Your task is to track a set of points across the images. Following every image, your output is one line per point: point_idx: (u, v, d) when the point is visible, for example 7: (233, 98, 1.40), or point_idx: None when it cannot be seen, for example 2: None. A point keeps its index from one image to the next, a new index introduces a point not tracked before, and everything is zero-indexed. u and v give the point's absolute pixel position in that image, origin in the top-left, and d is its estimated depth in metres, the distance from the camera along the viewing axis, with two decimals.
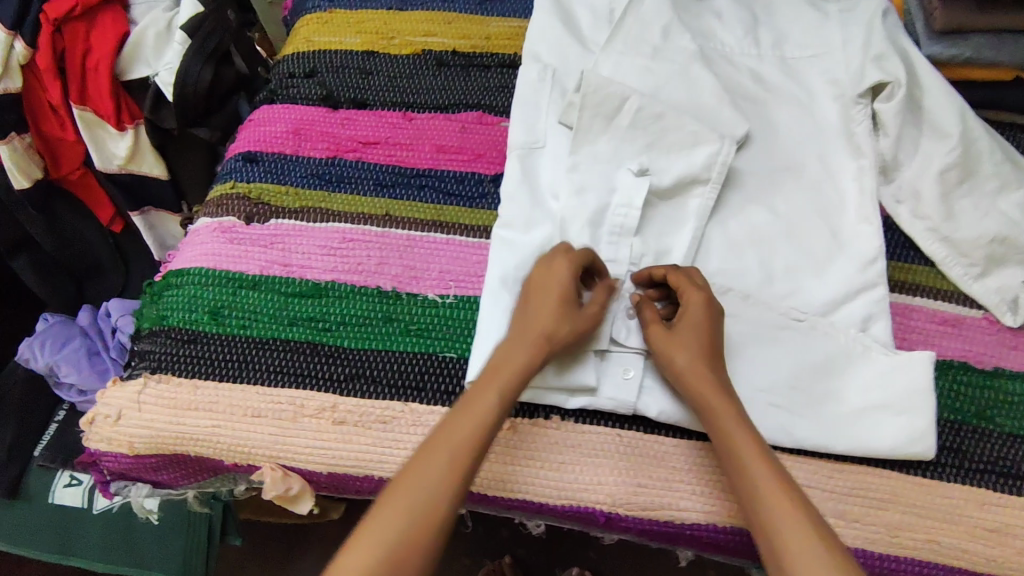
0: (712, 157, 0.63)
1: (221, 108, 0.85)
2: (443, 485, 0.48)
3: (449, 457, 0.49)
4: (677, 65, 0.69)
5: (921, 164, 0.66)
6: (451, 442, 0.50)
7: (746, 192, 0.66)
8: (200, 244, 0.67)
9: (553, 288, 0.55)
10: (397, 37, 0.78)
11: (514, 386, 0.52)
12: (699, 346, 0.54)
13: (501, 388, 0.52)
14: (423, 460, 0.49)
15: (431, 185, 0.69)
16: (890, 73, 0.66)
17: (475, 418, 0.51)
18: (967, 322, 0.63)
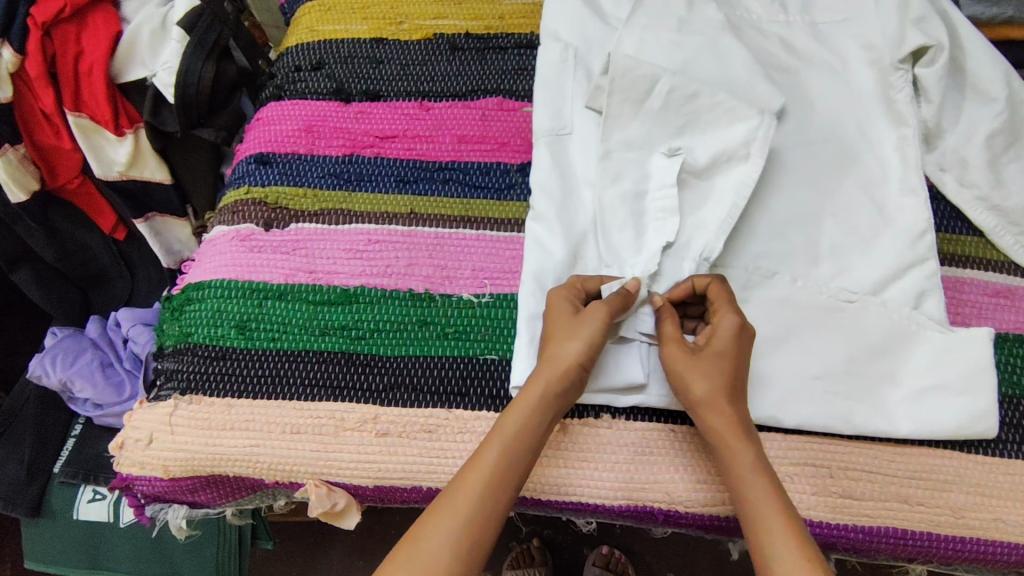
0: (752, 134, 0.60)
1: (223, 106, 0.81)
2: (449, 546, 0.45)
3: (451, 514, 0.46)
4: (704, 37, 0.66)
5: (966, 130, 0.63)
6: (456, 498, 0.47)
7: (786, 169, 0.62)
8: (218, 254, 0.64)
9: (556, 318, 0.52)
10: (406, 21, 0.74)
11: (525, 426, 0.49)
12: (718, 376, 0.50)
13: (506, 432, 0.49)
14: (427, 520, 0.47)
15: (456, 178, 0.66)
16: (932, 37, 0.62)
17: (483, 467, 0.48)
18: (1019, 293, 0.61)
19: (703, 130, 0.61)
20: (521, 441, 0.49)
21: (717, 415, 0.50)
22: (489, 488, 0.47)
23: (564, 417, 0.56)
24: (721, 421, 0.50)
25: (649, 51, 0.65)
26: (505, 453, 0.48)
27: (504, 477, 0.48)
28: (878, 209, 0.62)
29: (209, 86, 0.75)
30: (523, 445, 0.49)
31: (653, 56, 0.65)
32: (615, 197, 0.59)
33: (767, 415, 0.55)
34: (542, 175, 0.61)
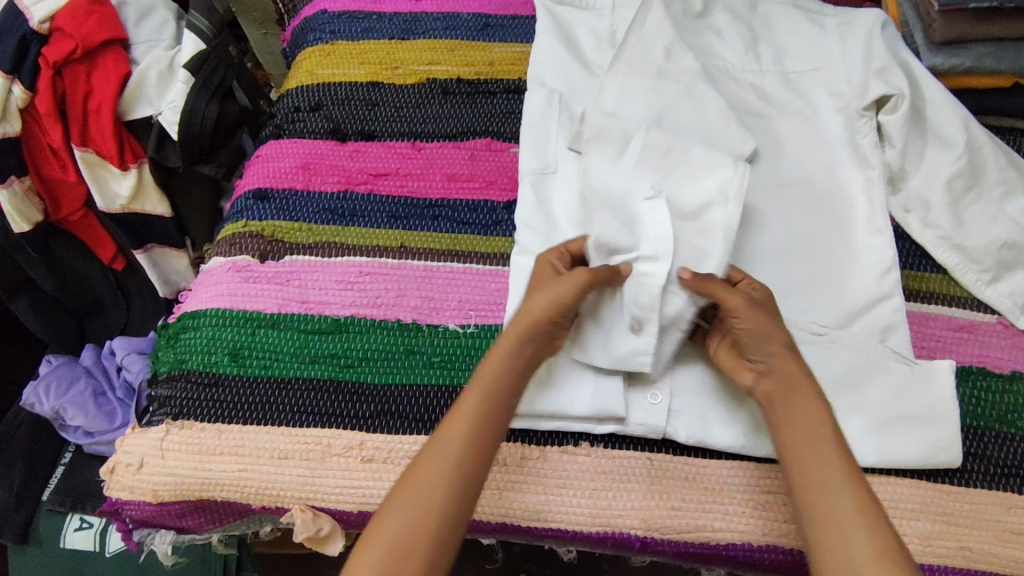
0: (725, 182, 0.60)
1: (226, 143, 0.85)
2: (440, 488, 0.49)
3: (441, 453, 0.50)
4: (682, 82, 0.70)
5: (928, 174, 0.67)
6: (446, 437, 0.51)
7: (759, 203, 0.66)
8: (214, 284, 0.66)
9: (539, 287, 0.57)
10: (401, 66, 0.78)
11: (496, 378, 0.53)
12: (776, 326, 0.54)
13: (489, 378, 0.53)
14: (422, 458, 0.50)
15: (445, 215, 0.69)
16: (894, 86, 0.67)
17: (465, 409, 0.52)
18: (980, 328, 0.64)
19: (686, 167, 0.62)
20: (498, 386, 0.53)
21: (792, 368, 0.52)
22: (473, 427, 0.51)
23: (545, 444, 0.58)
24: (800, 386, 0.52)
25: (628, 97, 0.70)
26: (486, 393, 0.52)
27: (488, 415, 0.52)
28: (842, 246, 0.65)
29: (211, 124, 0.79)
30: (508, 392, 0.53)
31: (633, 100, 0.69)
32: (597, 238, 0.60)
33: (739, 444, 0.56)
34: (527, 214, 0.65)
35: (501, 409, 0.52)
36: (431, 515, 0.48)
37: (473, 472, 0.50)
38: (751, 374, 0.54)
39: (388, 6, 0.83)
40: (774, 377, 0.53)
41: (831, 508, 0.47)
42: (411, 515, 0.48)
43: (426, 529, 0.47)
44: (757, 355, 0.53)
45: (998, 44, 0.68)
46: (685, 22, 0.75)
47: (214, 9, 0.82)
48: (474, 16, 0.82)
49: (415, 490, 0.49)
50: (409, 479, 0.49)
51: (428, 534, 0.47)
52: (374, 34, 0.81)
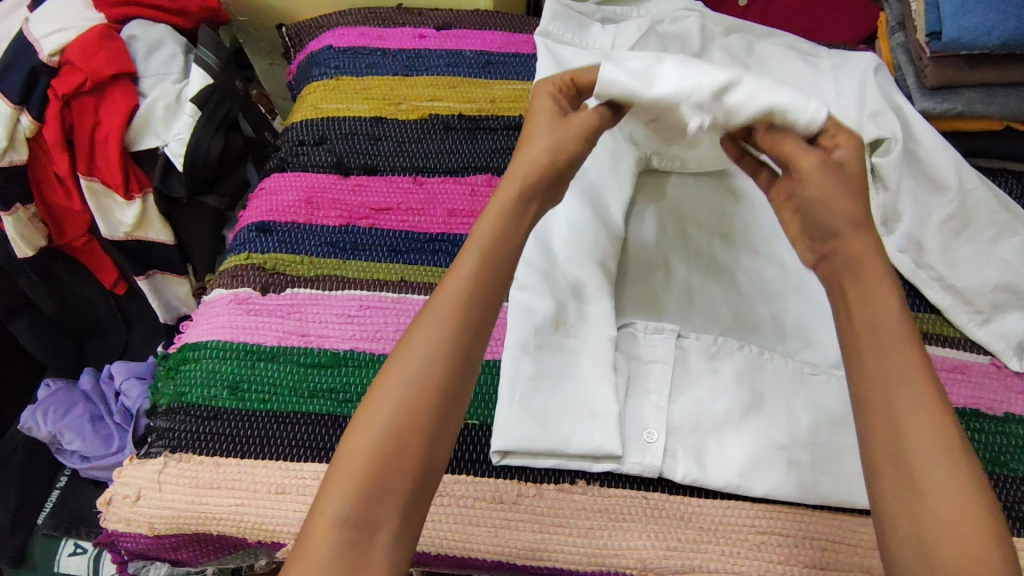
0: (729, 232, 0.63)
1: (228, 175, 0.86)
2: (440, 350, 0.44)
3: (437, 318, 0.45)
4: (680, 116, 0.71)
5: (920, 216, 0.68)
6: (438, 310, 0.45)
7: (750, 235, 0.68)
8: (216, 316, 0.67)
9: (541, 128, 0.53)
10: (405, 102, 0.80)
11: (492, 242, 0.48)
12: (854, 204, 0.47)
13: (481, 248, 0.47)
14: (411, 334, 0.45)
15: (445, 249, 0.70)
16: (886, 130, 0.69)
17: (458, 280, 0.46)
18: (974, 368, 0.64)
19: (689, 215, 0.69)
20: (493, 254, 0.47)
21: (868, 255, 0.46)
22: (467, 301, 0.46)
23: (542, 481, 0.58)
24: (869, 268, 0.46)
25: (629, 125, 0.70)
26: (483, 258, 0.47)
27: (483, 285, 0.46)
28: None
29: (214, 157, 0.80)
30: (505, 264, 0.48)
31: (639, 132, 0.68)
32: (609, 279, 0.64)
33: (734, 483, 0.57)
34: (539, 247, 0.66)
35: (495, 280, 0.47)
36: (423, 396, 0.43)
37: (470, 350, 0.45)
38: (813, 257, 0.50)
39: (392, 42, 0.85)
40: (847, 267, 0.47)
41: (890, 403, 0.42)
42: (411, 381, 0.43)
43: (427, 397, 0.43)
44: (826, 249, 0.48)
45: (989, 88, 0.69)
46: None
47: (219, 44, 0.82)
48: (476, 53, 0.84)
49: (409, 369, 0.44)
50: (400, 360, 0.44)
51: (421, 418, 0.43)
52: (378, 70, 0.83)
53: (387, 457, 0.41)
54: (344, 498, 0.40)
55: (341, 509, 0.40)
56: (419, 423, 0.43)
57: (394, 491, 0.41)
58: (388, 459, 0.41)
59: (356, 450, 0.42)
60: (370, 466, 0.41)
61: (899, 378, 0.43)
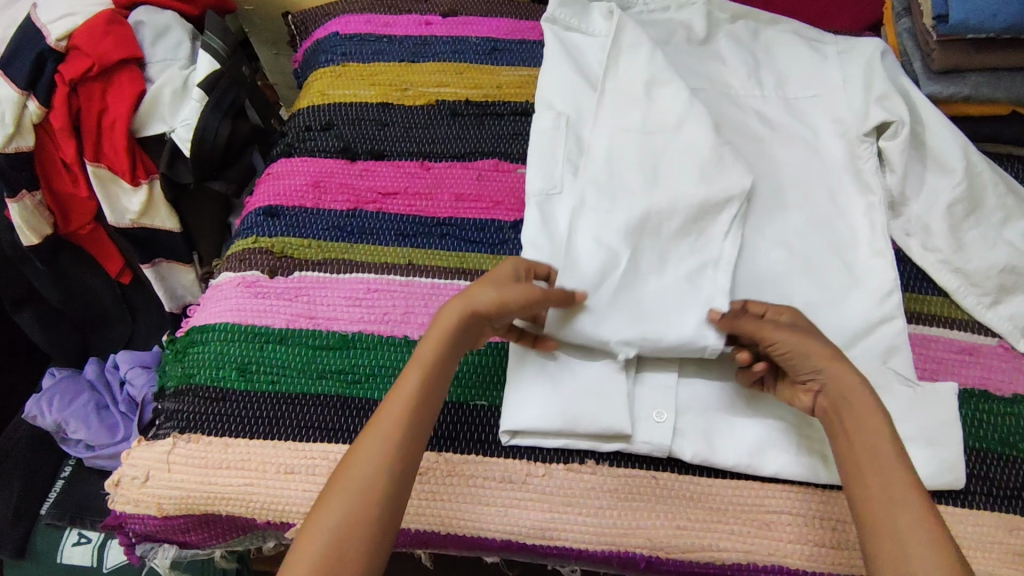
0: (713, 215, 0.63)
1: (235, 161, 0.85)
2: (385, 462, 0.49)
3: (382, 435, 0.49)
4: (668, 113, 0.69)
5: (929, 199, 0.68)
6: (381, 428, 0.50)
7: (759, 213, 0.68)
8: (223, 299, 0.67)
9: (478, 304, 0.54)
10: (411, 88, 0.80)
11: (437, 358, 0.53)
12: (819, 343, 0.54)
13: (426, 366, 0.52)
14: (357, 449, 0.49)
15: (452, 233, 0.70)
16: (893, 113, 0.69)
17: (395, 404, 0.51)
18: (982, 350, 0.64)
19: (672, 216, 0.62)
20: (439, 365, 0.53)
21: (843, 370, 0.52)
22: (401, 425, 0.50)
23: (550, 461, 0.58)
24: (852, 383, 0.52)
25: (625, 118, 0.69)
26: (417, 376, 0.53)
27: (420, 404, 0.51)
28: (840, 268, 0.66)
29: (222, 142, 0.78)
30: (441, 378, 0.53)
31: (625, 139, 0.67)
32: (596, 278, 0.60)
33: (743, 463, 0.57)
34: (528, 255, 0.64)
35: (427, 398, 0.52)
36: (360, 525, 0.46)
37: (404, 472, 0.49)
38: (807, 395, 0.54)
39: (398, 29, 0.85)
40: (828, 386, 0.52)
41: (885, 507, 0.47)
42: (353, 494, 0.47)
43: (370, 509, 0.47)
44: (809, 373, 0.54)
45: (994, 73, 0.69)
46: (688, 50, 0.80)
47: (228, 29, 0.81)
48: (483, 40, 0.84)
49: (352, 482, 0.48)
50: (337, 486, 0.48)
51: (355, 547, 0.46)
52: (384, 56, 0.83)
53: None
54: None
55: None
56: (359, 537, 0.46)
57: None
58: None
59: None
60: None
61: (891, 480, 0.48)
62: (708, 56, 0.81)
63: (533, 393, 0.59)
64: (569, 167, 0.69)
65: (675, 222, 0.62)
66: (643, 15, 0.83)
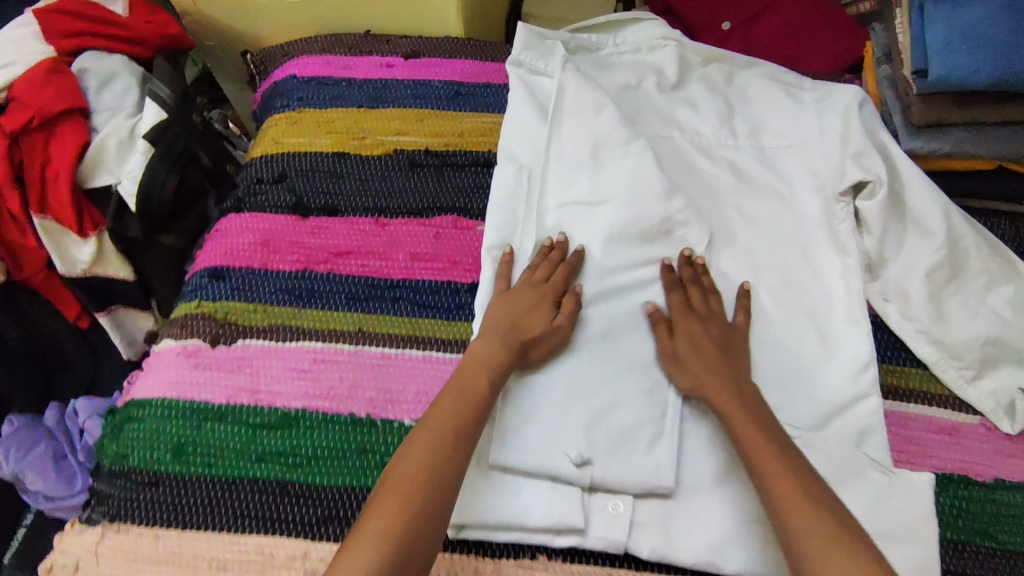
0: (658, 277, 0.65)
1: (188, 211, 0.80)
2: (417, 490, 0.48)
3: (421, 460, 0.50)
4: (618, 177, 0.68)
5: (908, 263, 0.65)
6: (418, 451, 0.50)
7: (723, 274, 0.66)
8: (164, 370, 0.64)
9: (493, 305, 0.61)
10: (368, 136, 0.77)
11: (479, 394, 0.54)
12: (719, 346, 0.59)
13: (461, 394, 0.54)
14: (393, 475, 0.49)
15: (405, 297, 0.67)
16: (871, 172, 0.65)
17: (454, 385, 0.55)
18: (963, 430, 0.61)
19: (620, 296, 0.64)
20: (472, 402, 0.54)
21: (710, 379, 0.56)
22: (464, 400, 0.54)
23: (501, 557, 0.55)
24: (716, 390, 0.56)
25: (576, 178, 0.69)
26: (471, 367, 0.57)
27: (476, 401, 0.54)
28: (810, 335, 0.63)
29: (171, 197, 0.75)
30: (504, 367, 0.56)
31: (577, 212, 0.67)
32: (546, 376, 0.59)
33: (703, 559, 0.53)
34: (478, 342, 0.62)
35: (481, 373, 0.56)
36: (429, 481, 0.49)
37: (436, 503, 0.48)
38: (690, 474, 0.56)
39: (358, 72, 0.81)
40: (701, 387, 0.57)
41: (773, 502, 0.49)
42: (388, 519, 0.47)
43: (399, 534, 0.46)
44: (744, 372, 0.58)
45: (978, 128, 0.65)
46: (657, 97, 0.77)
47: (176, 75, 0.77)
48: (445, 83, 0.80)
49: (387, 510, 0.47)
50: (406, 449, 0.51)
51: (425, 498, 0.48)
52: (342, 102, 0.79)
53: (401, 531, 0.46)
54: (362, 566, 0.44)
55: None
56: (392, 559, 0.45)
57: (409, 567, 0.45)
58: (405, 536, 0.46)
59: (373, 534, 0.46)
60: (386, 538, 0.46)
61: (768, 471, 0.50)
62: (678, 102, 0.77)
63: (535, 399, 0.58)
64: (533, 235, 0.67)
65: (625, 300, 0.64)
66: (612, 57, 0.80)
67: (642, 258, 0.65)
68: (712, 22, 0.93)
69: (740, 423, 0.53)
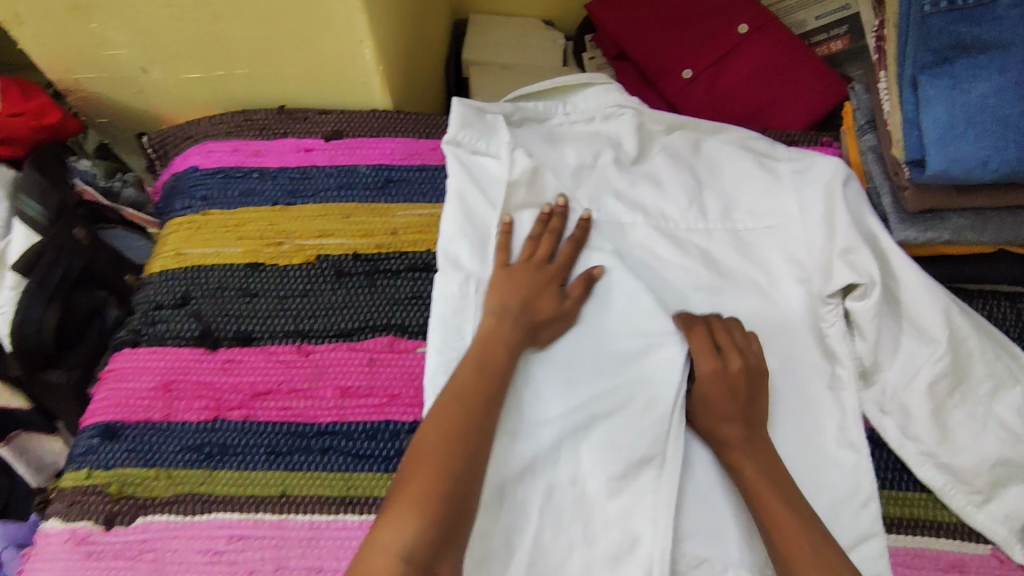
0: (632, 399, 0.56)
1: (79, 339, 0.68)
2: (451, 443, 0.49)
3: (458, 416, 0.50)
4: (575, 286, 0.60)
5: (905, 369, 0.57)
6: (447, 410, 0.51)
7: None
8: (46, 561, 0.53)
9: (493, 286, 0.59)
10: (286, 240, 0.66)
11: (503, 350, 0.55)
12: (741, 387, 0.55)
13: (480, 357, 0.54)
14: (428, 437, 0.49)
15: (336, 446, 0.57)
16: (862, 273, 0.57)
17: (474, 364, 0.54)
18: (975, 566, 0.54)
19: (591, 430, 0.55)
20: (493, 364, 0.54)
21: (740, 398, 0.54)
22: (487, 376, 0.53)
23: None
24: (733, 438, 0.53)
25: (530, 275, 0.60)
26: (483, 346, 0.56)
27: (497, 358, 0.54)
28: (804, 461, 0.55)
29: (52, 338, 0.63)
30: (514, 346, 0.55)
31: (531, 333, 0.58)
32: (507, 547, 0.52)
33: None
34: None
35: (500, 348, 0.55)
36: (457, 453, 0.48)
37: (471, 457, 0.49)
38: None
39: (271, 159, 0.70)
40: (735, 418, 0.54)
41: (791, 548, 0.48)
42: (431, 472, 0.47)
43: (443, 485, 0.46)
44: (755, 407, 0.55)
45: (979, 213, 0.57)
46: (616, 175, 0.68)
47: (47, 186, 0.65)
48: (373, 168, 0.70)
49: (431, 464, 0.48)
50: (432, 422, 0.50)
51: (457, 469, 0.48)
52: (254, 199, 0.68)
53: (439, 502, 0.46)
54: (405, 533, 0.44)
55: (406, 548, 0.43)
56: (440, 511, 0.45)
57: (451, 535, 0.45)
58: (452, 489, 0.46)
59: (416, 494, 0.46)
60: (427, 508, 0.45)
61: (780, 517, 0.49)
62: (640, 179, 0.68)
63: (496, 523, 0.52)
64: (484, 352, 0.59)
65: (599, 430, 0.55)
66: (562, 128, 0.70)
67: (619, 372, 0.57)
68: (673, 67, 0.84)
69: (734, 457, 0.53)
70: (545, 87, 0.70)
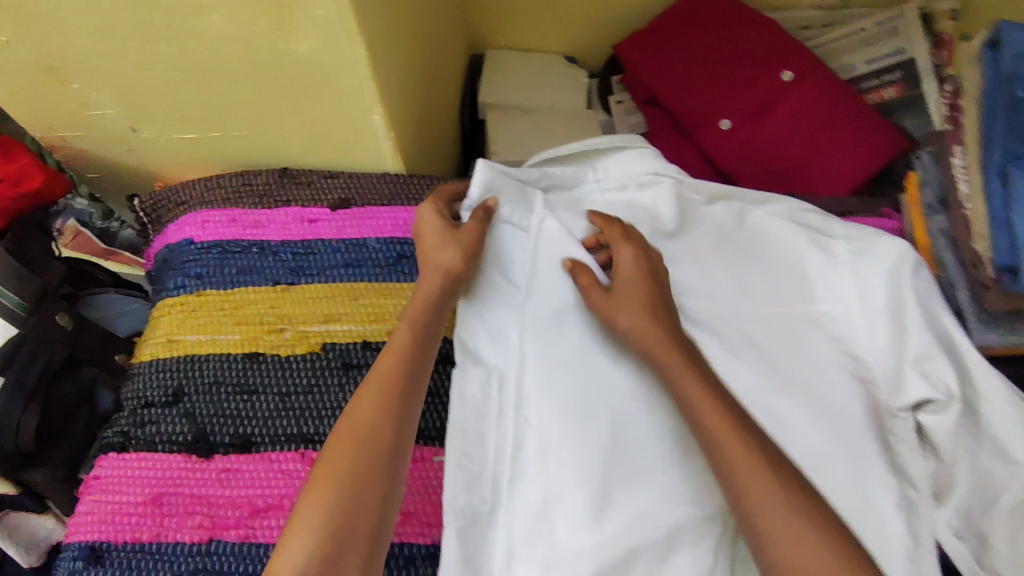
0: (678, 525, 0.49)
1: (65, 434, 0.63)
2: (377, 410, 0.49)
3: (380, 383, 0.50)
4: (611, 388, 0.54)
5: (985, 493, 0.50)
6: (375, 377, 0.51)
7: None
8: None
9: (489, 324, 0.57)
10: (289, 326, 0.60)
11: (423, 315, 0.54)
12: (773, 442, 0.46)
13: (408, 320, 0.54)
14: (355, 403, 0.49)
15: None
16: (939, 387, 0.51)
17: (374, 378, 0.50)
18: None
19: (631, 564, 0.49)
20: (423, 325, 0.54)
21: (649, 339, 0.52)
22: (388, 388, 0.50)
23: None
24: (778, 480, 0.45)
25: (559, 380, 0.54)
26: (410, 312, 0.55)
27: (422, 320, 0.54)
28: None
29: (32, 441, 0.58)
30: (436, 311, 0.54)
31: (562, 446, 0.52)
32: None
33: None
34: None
35: (416, 364, 0.52)
36: (385, 425, 0.48)
37: (396, 425, 0.48)
38: None
39: (273, 231, 0.64)
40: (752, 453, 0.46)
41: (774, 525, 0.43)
42: (355, 440, 0.47)
43: (368, 455, 0.47)
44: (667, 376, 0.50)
45: None
46: None
47: (25, 273, 0.59)
48: (384, 243, 0.63)
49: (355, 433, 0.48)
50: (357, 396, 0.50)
51: (383, 435, 0.48)
52: (253, 278, 0.62)
53: (363, 471, 0.46)
54: (330, 501, 0.44)
55: (328, 519, 0.44)
56: (368, 480, 0.46)
57: (380, 502, 0.45)
58: (374, 455, 0.47)
59: (338, 462, 0.46)
60: (337, 503, 0.44)
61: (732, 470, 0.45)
62: (677, 258, 0.61)
63: None
64: (498, 458, 0.53)
65: (639, 564, 0.49)
66: (592, 196, 0.64)
67: (665, 500, 0.50)
68: (708, 116, 0.77)
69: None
70: (573, 151, 0.63)
